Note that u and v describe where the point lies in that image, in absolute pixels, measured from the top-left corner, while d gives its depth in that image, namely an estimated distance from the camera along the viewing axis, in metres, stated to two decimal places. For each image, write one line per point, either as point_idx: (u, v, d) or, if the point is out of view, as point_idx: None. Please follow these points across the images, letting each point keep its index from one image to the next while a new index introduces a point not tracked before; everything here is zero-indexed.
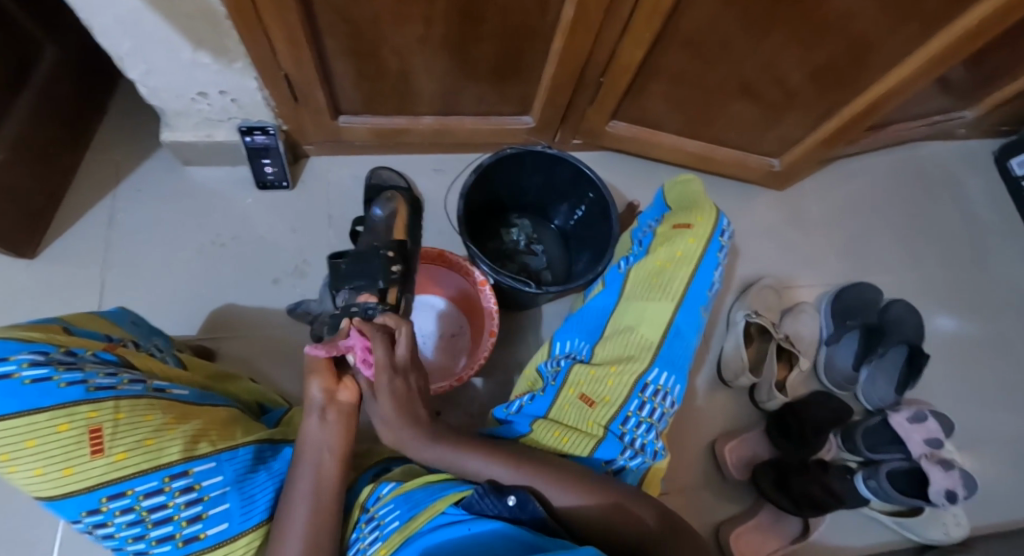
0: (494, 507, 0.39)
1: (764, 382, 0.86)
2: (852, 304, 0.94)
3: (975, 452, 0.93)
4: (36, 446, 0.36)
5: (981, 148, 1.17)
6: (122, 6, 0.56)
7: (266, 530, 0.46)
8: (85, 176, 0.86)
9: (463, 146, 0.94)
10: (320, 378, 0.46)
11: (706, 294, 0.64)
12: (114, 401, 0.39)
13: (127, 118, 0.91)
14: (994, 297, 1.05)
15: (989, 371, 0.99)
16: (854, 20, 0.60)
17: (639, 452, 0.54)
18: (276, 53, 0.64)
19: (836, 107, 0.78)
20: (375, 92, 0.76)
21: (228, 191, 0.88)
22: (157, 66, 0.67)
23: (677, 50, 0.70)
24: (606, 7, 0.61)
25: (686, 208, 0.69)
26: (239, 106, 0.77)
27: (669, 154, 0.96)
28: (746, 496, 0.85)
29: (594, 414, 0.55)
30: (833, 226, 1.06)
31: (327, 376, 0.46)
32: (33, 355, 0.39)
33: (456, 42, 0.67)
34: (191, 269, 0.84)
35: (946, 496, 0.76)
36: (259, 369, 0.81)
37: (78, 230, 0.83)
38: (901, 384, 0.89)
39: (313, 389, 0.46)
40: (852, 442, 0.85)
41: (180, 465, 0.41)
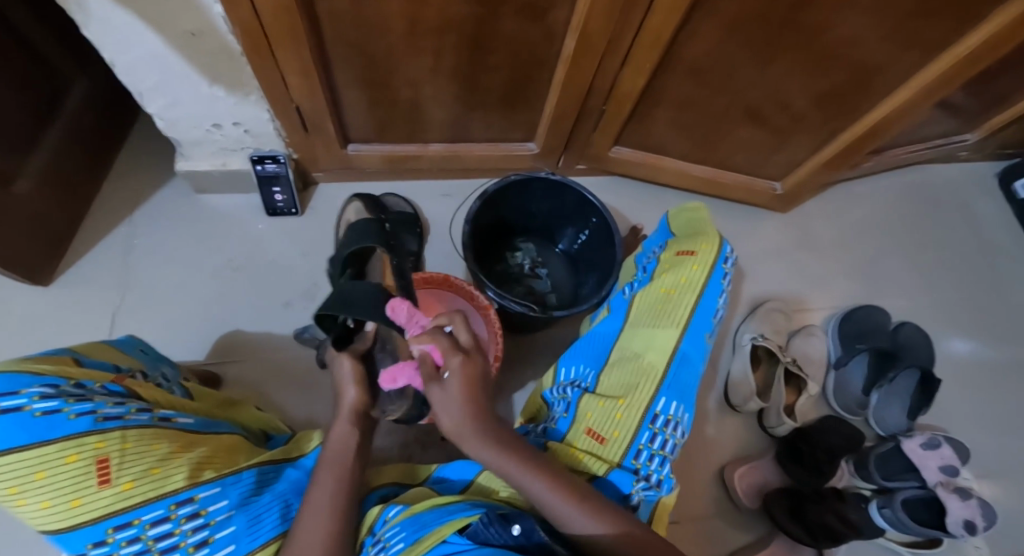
0: (500, 537, 0.36)
1: (773, 407, 0.85)
2: (861, 327, 0.93)
3: (994, 479, 0.90)
4: (44, 478, 0.37)
5: (985, 170, 1.17)
6: (144, 44, 0.59)
7: (278, 545, 0.45)
8: (101, 205, 0.89)
9: (470, 173, 0.96)
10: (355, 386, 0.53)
11: (712, 320, 0.64)
12: (120, 432, 0.40)
13: (145, 148, 0.94)
14: (1006, 318, 1.04)
15: (1005, 395, 0.97)
16: (850, 49, 0.62)
17: (655, 487, 0.52)
18: (290, 86, 0.66)
19: (837, 131, 0.79)
20: (385, 121, 0.78)
21: (239, 218, 0.90)
22: (175, 100, 0.70)
23: (677, 80, 0.72)
24: (608, 38, 0.63)
25: (691, 235, 0.69)
26: (252, 137, 0.79)
27: (673, 179, 0.97)
28: (760, 525, 0.83)
29: (605, 453, 0.54)
30: (839, 248, 1.05)
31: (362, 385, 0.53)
32: (43, 388, 0.39)
33: (462, 73, 0.69)
34: (201, 294, 0.85)
35: (964, 526, 0.73)
36: (266, 395, 0.81)
37: (92, 257, 0.85)
38: (914, 407, 0.87)
39: (348, 391, 0.53)
40: (865, 470, 0.83)
41: (185, 492, 0.41)
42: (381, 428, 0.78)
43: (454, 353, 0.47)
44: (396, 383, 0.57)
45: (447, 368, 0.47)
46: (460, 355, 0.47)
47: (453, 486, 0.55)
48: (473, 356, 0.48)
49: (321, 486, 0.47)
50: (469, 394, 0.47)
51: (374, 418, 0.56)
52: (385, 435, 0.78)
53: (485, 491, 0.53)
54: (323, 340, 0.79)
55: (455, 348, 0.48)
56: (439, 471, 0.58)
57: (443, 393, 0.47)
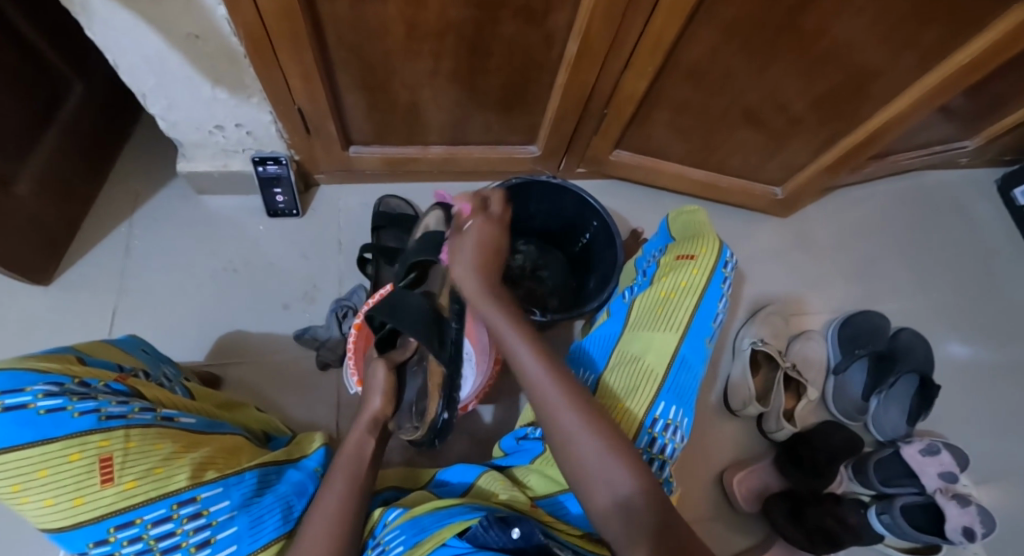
0: (499, 539, 0.36)
1: (772, 412, 0.85)
2: (861, 330, 0.93)
3: (993, 484, 0.90)
4: (48, 476, 0.37)
5: (984, 175, 1.17)
6: (147, 45, 0.59)
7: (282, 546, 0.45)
8: (103, 205, 0.89)
9: (470, 175, 0.96)
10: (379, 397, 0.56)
11: (711, 323, 0.64)
12: (124, 430, 0.40)
13: (146, 149, 0.94)
14: (1006, 323, 1.04)
15: (1005, 400, 0.97)
16: (851, 55, 0.62)
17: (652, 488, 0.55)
18: (291, 88, 0.66)
19: (838, 136, 0.79)
20: (385, 123, 0.78)
21: (241, 219, 0.90)
22: (177, 102, 0.70)
23: (678, 84, 0.72)
24: (609, 42, 0.63)
25: (691, 238, 0.69)
26: (253, 138, 0.79)
27: (674, 183, 0.97)
28: (759, 529, 0.83)
29: None
30: (839, 253, 1.05)
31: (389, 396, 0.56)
32: (48, 386, 0.39)
33: (464, 76, 0.69)
34: (202, 294, 0.85)
35: (963, 533, 0.73)
36: (266, 396, 0.81)
37: (93, 258, 0.85)
38: (913, 414, 0.87)
39: (374, 400, 0.56)
40: (863, 475, 0.84)
41: (188, 492, 0.41)
42: None
43: (478, 214, 0.56)
44: (419, 404, 0.62)
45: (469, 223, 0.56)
46: (483, 215, 0.56)
47: (453, 489, 0.55)
48: (494, 224, 0.56)
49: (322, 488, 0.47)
50: (481, 251, 0.54)
51: (390, 431, 0.59)
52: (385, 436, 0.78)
53: (484, 494, 0.52)
54: (323, 341, 0.80)
55: (481, 210, 0.57)
56: (440, 475, 0.58)
57: (460, 240, 0.56)
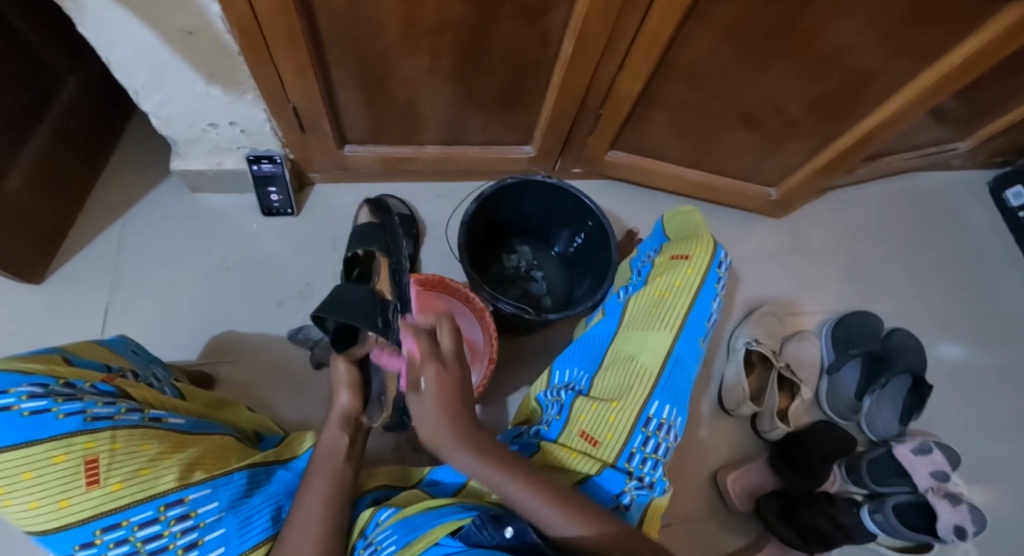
0: (492, 538, 0.37)
1: (766, 411, 0.86)
2: (854, 331, 0.93)
3: (984, 484, 0.91)
4: (32, 479, 0.36)
5: (977, 178, 1.18)
6: (139, 41, 0.59)
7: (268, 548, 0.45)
8: (95, 203, 0.88)
9: (466, 175, 0.96)
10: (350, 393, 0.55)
11: (705, 323, 0.64)
12: (110, 432, 0.39)
13: (139, 147, 0.94)
14: (997, 324, 1.05)
15: (996, 400, 0.98)
16: (844, 57, 0.62)
17: (647, 487, 0.53)
18: (286, 85, 0.66)
19: (831, 138, 0.80)
20: (381, 121, 0.78)
21: (235, 217, 0.90)
22: (170, 98, 0.69)
23: (673, 84, 0.72)
24: (604, 42, 0.63)
25: (686, 238, 0.69)
26: (247, 136, 0.79)
27: (669, 183, 0.97)
28: (752, 529, 0.83)
29: (598, 454, 0.54)
30: (833, 253, 1.06)
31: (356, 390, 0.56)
32: (32, 388, 0.39)
33: (460, 74, 0.69)
34: (195, 293, 0.85)
35: (955, 531, 0.74)
36: (259, 396, 0.80)
37: (84, 256, 0.84)
38: (905, 413, 0.88)
39: (342, 396, 0.55)
40: (856, 474, 0.84)
41: (175, 493, 0.41)
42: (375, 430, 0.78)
43: (430, 360, 0.46)
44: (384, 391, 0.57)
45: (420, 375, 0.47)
46: (435, 363, 0.46)
47: (446, 488, 0.55)
48: (450, 368, 0.47)
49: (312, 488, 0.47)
50: (443, 411, 0.46)
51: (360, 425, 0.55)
52: (378, 436, 0.77)
53: (478, 493, 0.52)
54: (317, 340, 0.80)
55: (432, 354, 0.47)
56: (432, 474, 0.58)
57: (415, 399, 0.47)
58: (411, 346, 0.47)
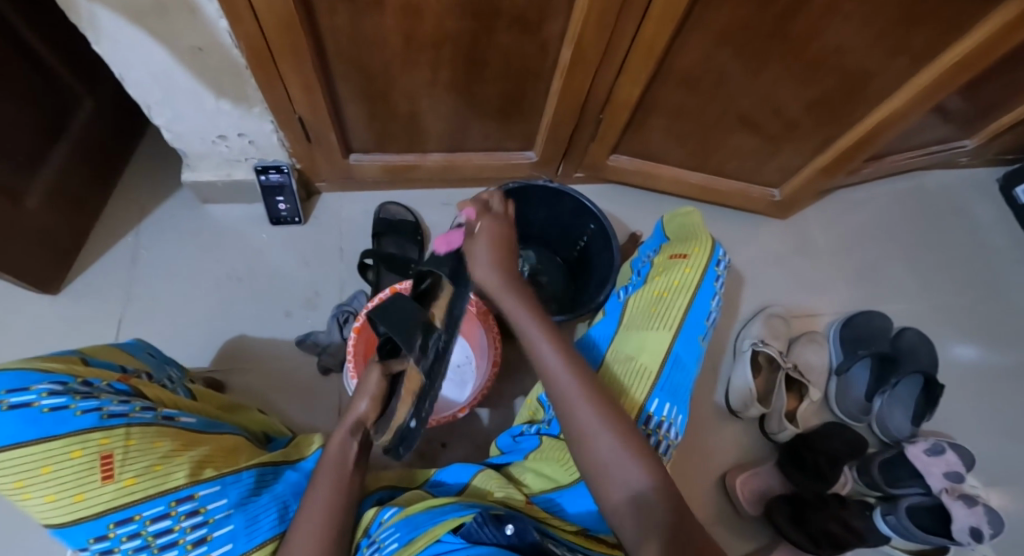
0: (494, 536, 0.36)
1: (775, 413, 0.85)
2: (861, 332, 0.93)
3: (1002, 487, 0.89)
4: (50, 473, 0.37)
5: (986, 176, 1.17)
6: (151, 59, 0.61)
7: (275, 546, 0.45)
8: (109, 216, 0.91)
9: (469, 182, 0.97)
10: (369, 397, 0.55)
11: (705, 322, 0.64)
12: (125, 428, 0.41)
13: (152, 161, 0.96)
14: (1010, 324, 1.03)
15: (1011, 401, 0.96)
16: (841, 57, 0.63)
17: None
18: (292, 98, 0.68)
19: (833, 138, 0.80)
20: (385, 131, 0.79)
21: (244, 227, 0.92)
22: (181, 113, 0.72)
23: (672, 88, 0.73)
24: (602, 48, 0.64)
25: (684, 238, 0.70)
26: (256, 148, 0.81)
27: (672, 186, 0.97)
28: (763, 533, 0.82)
29: None
30: (839, 254, 1.05)
31: (376, 401, 0.55)
32: (52, 385, 0.40)
33: (461, 84, 0.70)
34: (206, 301, 0.86)
35: (971, 533, 0.72)
36: (268, 402, 0.81)
37: (99, 267, 0.87)
38: (917, 414, 0.86)
39: (360, 404, 0.56)
40: (869, 476, 0.83)
41: (186, 489, 0.42)
42: None
43: (483, 213, 0.56)
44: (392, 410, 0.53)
45: (478, 223, 0.56)
46: (490, 215, 0.56)
47: (449, 489, 0.56)
48: (501, 221, 0.56)
49: (317, 489, 0.48)
50: (495, 249, 0.54)
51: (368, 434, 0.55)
52: None
53: (480, 493, 0.53)
54: (324, 346, 0.81)
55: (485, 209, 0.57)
56: (437, 475, 0.58)
57: (470, 244, 0.55)
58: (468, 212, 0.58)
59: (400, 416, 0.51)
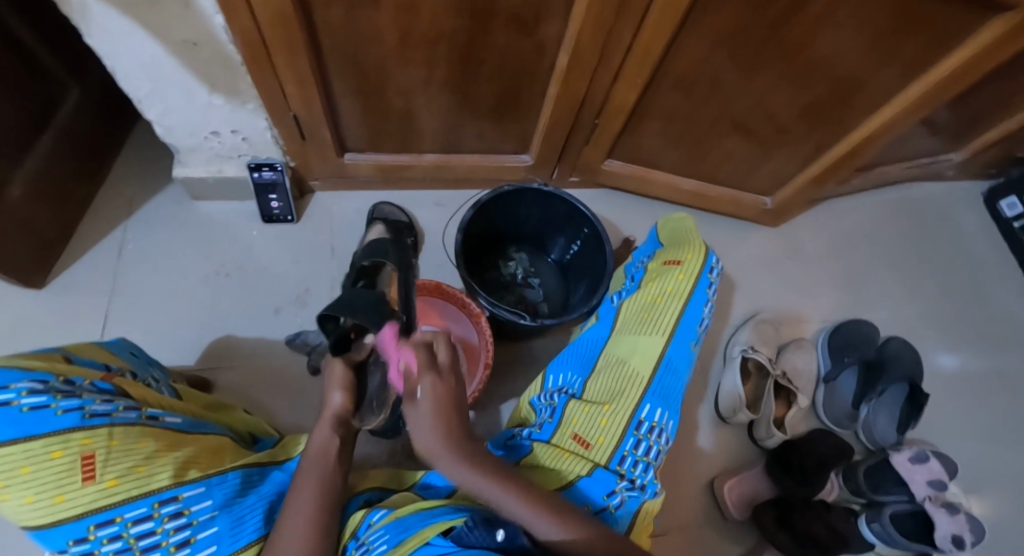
0: (483, 540, 0.36)
1: (763, 419, 0.86)
2: (849, 340, 0.94)
3: (983, 494, 0.91)
4: (28, 474, 0.36)
5: (971, 188, 1.19)
6: (143, 51, 0.60)
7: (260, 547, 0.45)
8: (96, 210, 0.89)
9: (463, 183, 0.97)
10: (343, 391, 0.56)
11: (697, 328, 0.64)
12: (108, 428, 0.40)
13: (142, 155, 0.95)
14: (994, 333, 1.05)
15: (993, 409, 0.98)
16: (833, 67, 0.64)
17: (638, 489, 0.53)
18: (286, 94, 0.67)
19: (824, 147, 0.81)
20: (379, 130, 0.79)
21: (234, 223, 0.91)
22: (173, 107, 0.71)
23: (667, 92, 0.73)
24: (598, 52, 0.64)
25: (678, 244, 0.70)
26: (248, 144, 0.80)
27: (664, 192, 0.98)
28: (750, 538, 0.83)
29: (589, 456, 0.54)
30: (828, 262, 1.07)
31: (349, 392, 0.56)
32: (32, 384, 0.39)
33: (457, 85, 0.70)
34: (194, 298, 0.85)
35: (952, 541, 0.74)
36: (256, 401, 0.80)
37: (86, 261, 0.85)
38: (902, 422, 0.87)
39: (333, 397, 0.56)
40: (854, 483, 0.84)
41: (170, 490, 0.41)
42: (371, 436, 0.78)
43: (427, 371, 0.48)
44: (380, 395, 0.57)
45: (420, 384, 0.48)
46: (436, 373, 0.49)
47: (438, 491, 0.55)
48: (448, 379, 0.50)
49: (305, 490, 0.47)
50: (440, 414, 0.47)
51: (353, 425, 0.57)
52: (374, 442, 0.78)
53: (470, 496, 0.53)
54: (313, 346, 0.80)
55: (430, 364, 0.49)
56: (425, 476, 0.58)
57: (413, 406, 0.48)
58: (410, 360, 0.50)
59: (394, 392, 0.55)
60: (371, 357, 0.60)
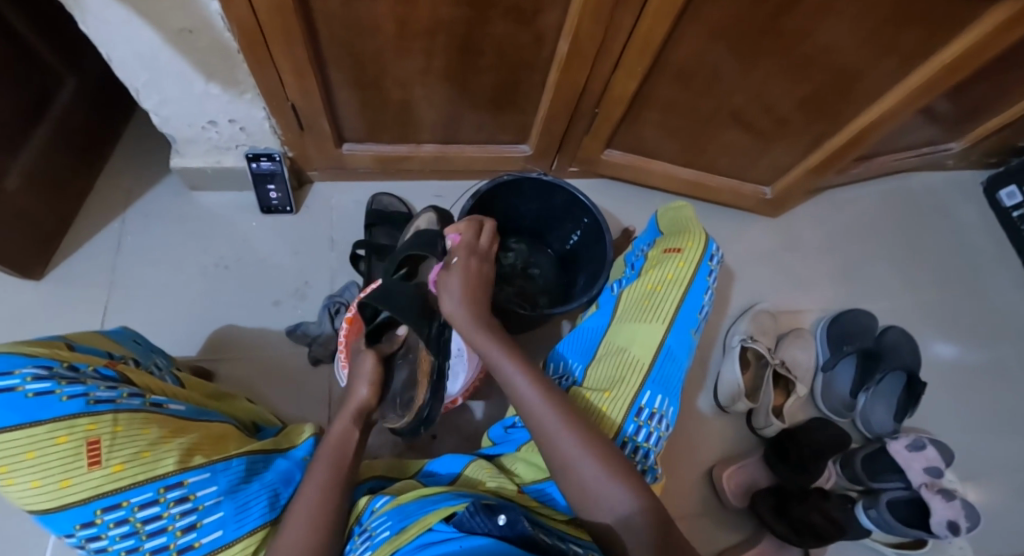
0: (484, 525, 0.36)
1: (761, 408, 0.86)
2: (849, 329, 0.94)
3: (978, 482, 0.91)
4: (34, 458, 0.37)
5: (970, 178, 1.19)
6: (139, 40, 0.60)
7: (263, 535, 0.45)
8: (94, 202, 0.89)
9: (462, 174, 0.97)
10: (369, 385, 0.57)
11: (697, 316, 0.65)
12: (112, 414, 0.40)
13: (139, 146, 0.94)
14: (991, 324, 1.06)
15: (989, 398, 0.99)
16: (833, 56, 0.63)
17: None
18: (283, 83, 0.67)
19: (824, 137, 0.81)
20: (377, 120, 0.79)
21: (233, 215, 0.91)
22: (169, 97, 0.70)
23: (668, 82, 0.73)
24: (598, 41, 0.64)
25: (678, 233, 0.70)
26: (246, 134, 0.80)
27: (664, 182, 0.98)
28: (748, 525, 0.84)
29: None
30: (827, 253, 1.07)
31: (375, 385, 0.57)
32: (37, 369, 0.39)
33: (456, 74, 0.70)
34: (193, 290, 0.85)
35: (948, 527, 0.74)
36: (257, 391, 0.81)
37: (85, 253, 0.85)
38: (900, 410, 0.88)
39: (360, 390, 0.56)
40: (852, 471, 0.85)
41: (175, 476, 0.41)
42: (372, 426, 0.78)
43: (465, 249, 0.59)
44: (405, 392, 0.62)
45: (455, 258, 0.58)
46: (467, 252, 0.59)
47: (440, 479, 0.56)
48: (479, 258, 0.59)
49: (308, 478, 0.47)
50: (467, 285, 0.56)
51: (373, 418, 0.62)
52: (375, 432, 0.78)
53: (471, 483, 0.53)
54: (315, 337, 0.81)
55: (469, 244, 0.59)
56: (429, 465, 0.58)
57: (446, 276, 0.57)
58: (457, 238, 0.61)
59: (420, 400, 0.59)
60: (401, 351, 0.65)
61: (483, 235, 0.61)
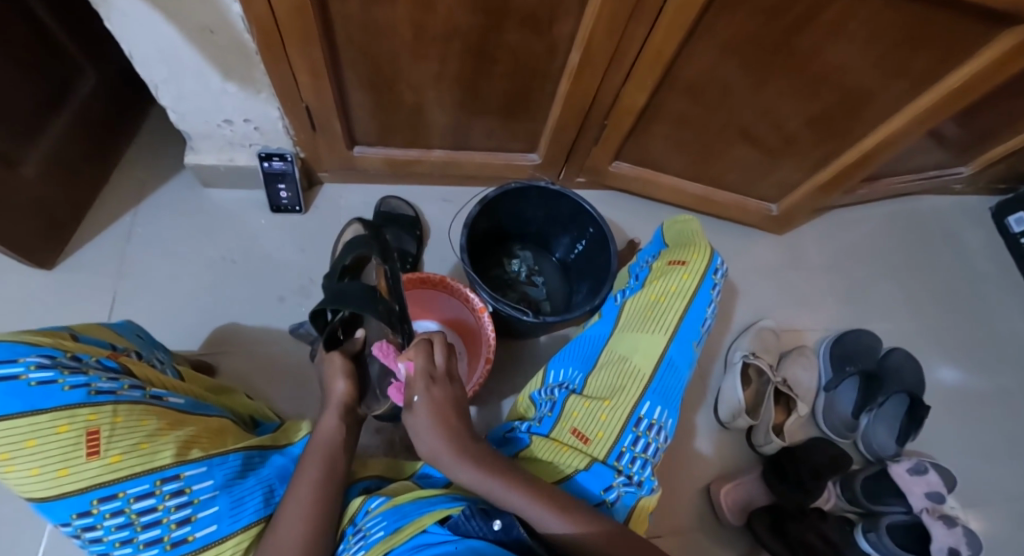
0: (480, 530, 0.37)
1: (761, 425, 0.86)
2: (851, 349, 0.93)
3: (980, 510, 0.90)
4: (35, 447, 0.37)
5: (979, 203, 1.19)
6: (160, 37, 0.61)
7: (258, 530, 0.45)
8: (108, 194, 0.90)
9: (470, 180, 0.98)
10: (347, 378, 0.56)
11: (699, 329, 0.65)
12: (113, 406, 0.41)
13: (155, 141, 0.96)
14: (996, 350, 1.05)
15: (993, 425, 0.98)
16: (843, 75, 0.64)
17: (634, 485, 0.52)
18: (299, 84, 0.68)
19: (831, 156, 0.81)
20: (389, 124, 0.80)
21: (243, 212, 0.92)
22: (187, 93, 0.72)
23: (677, 96, 0.74)
24: (610, 53, 0.64)
25: (683, 245, 0.71)
26: (260, 133, 0.81)
27: (671, 196, 0.98)
28: (744, 543, 0.83)
29: (587, 450, 0.54)
30: (832, 272, 1.07)
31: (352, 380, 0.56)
32: (40, 358, 0.40)
33: (468, 81, 0.71)
34: (199, 284, 0.86)
35: (949, 553, 0.72)
36: (257, 387, 0.81)
37: (95, 244, 0.86)
38: (902, 434, 0.87)
39: (337, 384, 0.55)
40: (850, 491, 0.84)
41: (172, 468, 0.41)
42: (369, 427, 0.78)
43: (426, 378, 0.48)
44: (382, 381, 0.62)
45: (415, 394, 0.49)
46: (433, 385, 0.49)
47: (436, 481, 0.55)
48: (446, 386, 0.50)
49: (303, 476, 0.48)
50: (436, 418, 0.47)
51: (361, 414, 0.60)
52: (373, 433, 0.78)
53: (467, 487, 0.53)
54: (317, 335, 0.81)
55: (427, 372, 0.49)
56: (425, 468, 0.58)
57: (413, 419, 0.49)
58: (409, 366, 0.50)
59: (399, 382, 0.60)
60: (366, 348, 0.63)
61: (440, 351, 0.50)
